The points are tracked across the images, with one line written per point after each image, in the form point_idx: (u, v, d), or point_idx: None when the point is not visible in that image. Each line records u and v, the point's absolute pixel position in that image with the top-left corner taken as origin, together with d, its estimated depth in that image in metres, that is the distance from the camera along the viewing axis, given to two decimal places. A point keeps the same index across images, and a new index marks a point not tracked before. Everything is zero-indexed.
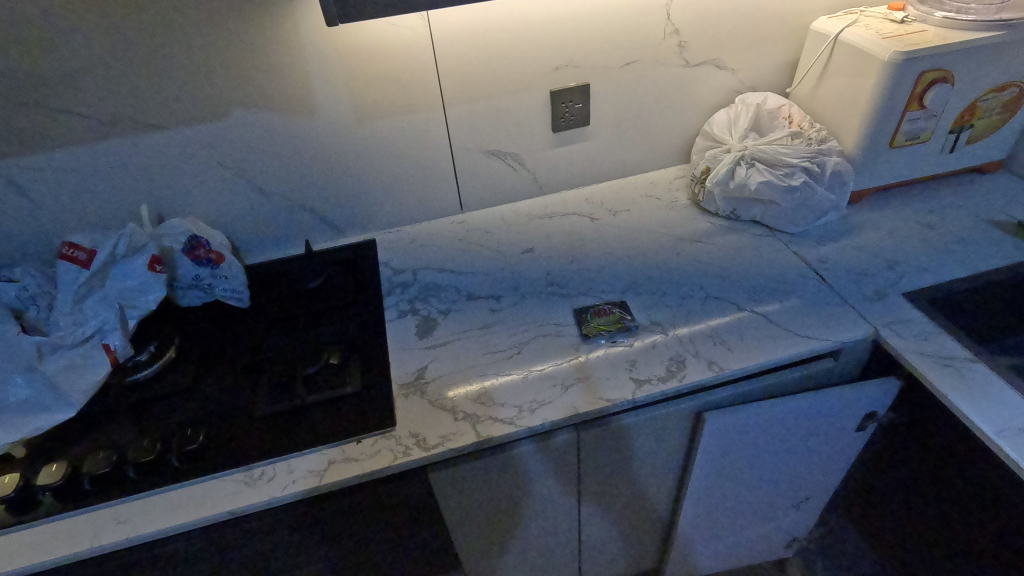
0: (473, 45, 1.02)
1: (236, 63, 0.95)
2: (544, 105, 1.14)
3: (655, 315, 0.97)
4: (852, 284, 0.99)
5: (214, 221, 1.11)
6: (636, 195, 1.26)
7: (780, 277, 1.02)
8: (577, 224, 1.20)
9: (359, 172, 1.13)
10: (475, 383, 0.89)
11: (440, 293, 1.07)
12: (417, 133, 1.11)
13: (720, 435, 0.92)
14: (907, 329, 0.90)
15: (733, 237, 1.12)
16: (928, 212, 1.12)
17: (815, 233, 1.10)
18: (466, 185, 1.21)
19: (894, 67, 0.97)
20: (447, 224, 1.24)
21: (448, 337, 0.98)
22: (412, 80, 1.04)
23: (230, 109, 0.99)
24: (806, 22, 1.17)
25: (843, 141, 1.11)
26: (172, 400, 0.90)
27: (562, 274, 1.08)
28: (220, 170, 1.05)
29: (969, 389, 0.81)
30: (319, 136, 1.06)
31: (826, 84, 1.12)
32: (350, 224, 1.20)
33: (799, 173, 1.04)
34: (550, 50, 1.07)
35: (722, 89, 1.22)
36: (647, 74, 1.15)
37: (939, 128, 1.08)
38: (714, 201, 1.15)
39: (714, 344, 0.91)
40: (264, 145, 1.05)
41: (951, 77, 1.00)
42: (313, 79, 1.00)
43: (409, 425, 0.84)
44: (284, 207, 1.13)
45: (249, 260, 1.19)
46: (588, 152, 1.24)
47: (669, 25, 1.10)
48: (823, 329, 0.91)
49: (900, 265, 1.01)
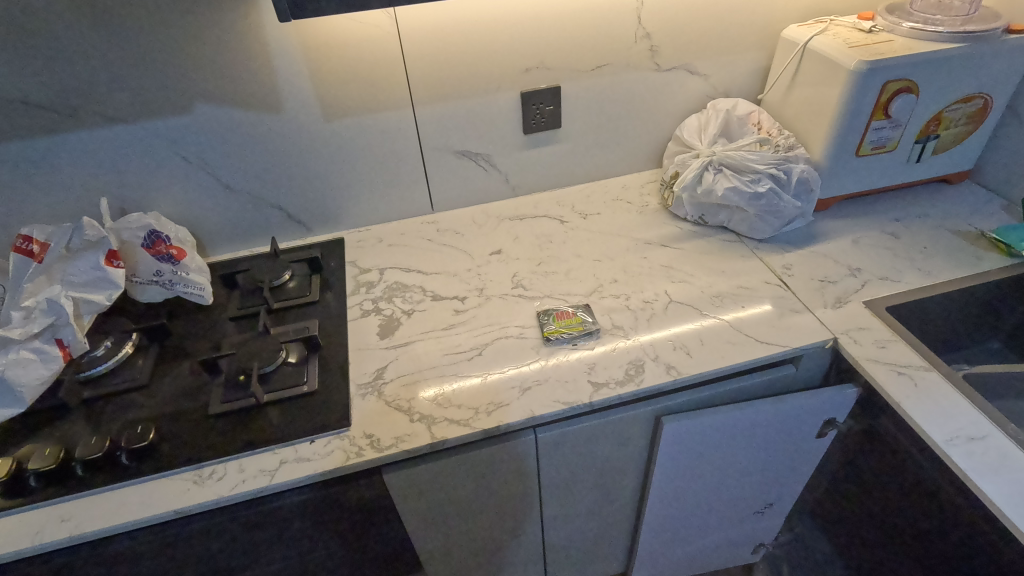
0: (443, 44, 1.02)
1: (200, 56, 0.94)
2: (514, 106, 1.14)
3: (618, 319, 0.97)
4: (814, 291, 0.99)
5: (179, 215, 1.10)
6: (608, 199, 1.26)
7: (743, 283, 1.02)
8: (547, 226, 1.20)
9: (326, 170, 1.12)
10: (433, 385, 0.89)
11: (405, 293, 1.06)
12: (385, 131, 1.10)
13: (680, 440, 0.92)
14: (866, 337, 0.90)
15: (700, 242, 1.12)
16: (894, 221, 1.13)
17: (782, 240, 1.11)
18: (437, 185, 1.21)
19: (858, 76, 0.98)
20: (417, 224, 1.23)
21: (410, 337, 0.97)
22: (380, 78, 1.03)
23: (194, 103, 0.98)
24: (778, 29, 1.17)
25: (810, 149, 1.12)
26: (127, 396, 0.89)
27: (529, 276, 1.08)
28: (185, 165, 1.04)
29: (922, 397, 0.81)
30: (285, 132, 1.06)
31: (796, 91, 1.13)
32: (319, 221, 1.19)
33: (764, 179, 1.05)
34: (520, 51, 1.06)
35: (694, 94, 1.22)
36: (618, 78, 1.15)
37: (905, 137, 1.09)
38: (683, 206, 1.15)
39: (674, 349, 0.91)
40: (230, 141, 1.04)
41: (915, 87, 1.01)
42: (279, 75, 0.99)
43: (365, 425, 0.83)
44: (251, 204, 1.12)
45: (216, 256, 1.18)
46: (560, 154, 1.24)
47: (640, 30, 1.10)
48: (783, 336, 0.91)
49: (863, 273, 1.02)
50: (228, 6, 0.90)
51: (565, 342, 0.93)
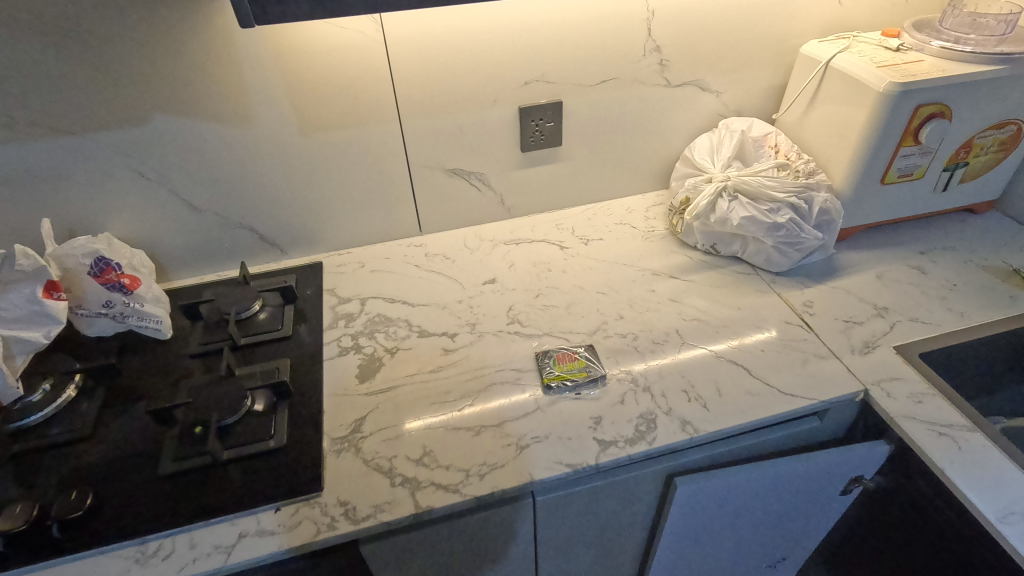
0: (434, 53, 0.92)
1: (158, 62, 0.83)
2: (511, 122, 1.04)
3: (625, 364, 0.87)
4: (839, 334, 0.90)
5: (136, 237, 0.98)
6: (610, 223, 1.17)
7: (761, 322, 0.93)
8: (546, 252, 1.10)
9: (303, 188, 1.02)
10: (418, 440, 0.78)
11: (388, 328, 0.96)
12: (369, 148, 1.00)
13: (693, 501, 0.83)
14: (899, 389, 0.82)
15: (712, 274, 1.03)
16: (919, 253, 1.05)
17: (800, 273, 1.02)
18: (425, 204, 1.11)
19: (889, 99, 0.90)
20: (403, 247, 1.13)
21: (394, 380, 0.87)
22: (364, 90, 0.93)
23: (152, 114, 0.87)
24: (796, 45, 1.09)
25: (831, 175, 1.03)
26: (65, 450, 0.78)
27: (526, 310, 0.98)
28: (142, 182, 0.93)
29: (967, 463, 0.73)
30: (257, 147, 0.95)
31: (815, 112, 1.05)
32: (294, 244, 1.08)
33: (784, 209, 0.96)
34: (519, 63, 0.97)
35: (705, 112, 1.13)
36: (624, 93, 1.06)
37: (933, 165, 1.01)
38: (693, 234, 1.06)
39: (688, 400, 0.82)
40: (195, 156, 0.93)
41: (948, 112, 0.93)
42: (249, 84, 0.88)
43: (339, 490, 0.73)
44: (218, 224, 1.01)
45: (179, 280, 1.06)
46: (560, 173, 1.14)
47: (650, 42, 1.01)
48: (808, 387, 0.82)
49: (891, 313, 0.93)
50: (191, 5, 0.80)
51: (567, 389, 0.84)
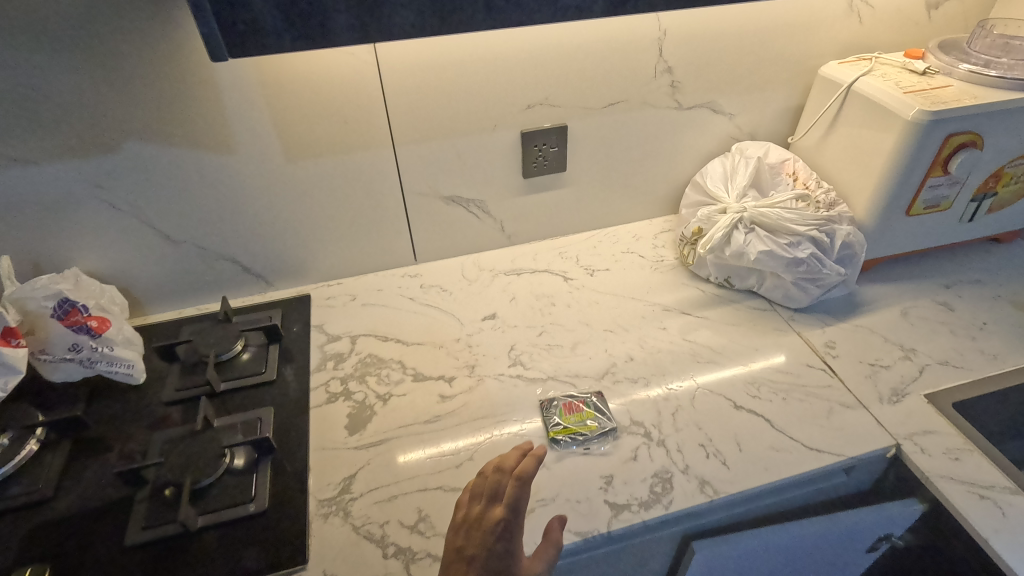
0: (431, 76, 0.85)
1: (128, 86, 0.76)
2: (513, 146, 0.97)
3: (637, 413, 0.81)
4: (865, 379, 0.84)
5: (108, 270, 0.91)
6: (617, 251, 1.10)
7: (781, 366, 0.87)
8: (549, 284, 1.04)
9: (289, 217, 0.95)
10: (413, 503, 0.71)
11: (381, 370, 0.89)
12: (361, 175, 0.93)
13: (711, 565, 0.76)
14: (933, 444, 0.76)
15: (727, 310, 0.97)
16: (945, 287, 0.99)
17: (820, 310, 0.96)
18: (420, 233, 1.04)
19: (918, 127, 0.84)
20: (397, 278, 1.06)
21: (386, 432, 0.80)
22: (355, 115, 0.86)
23: (122, 140, 0.80)
24: (813, 65, 1.03)
25: (853, 205, 0.97)
26: (21, 515, 0.70)
27: (529, 350, 0.91)
28: (114, 213, 0.86)
29: (1012, 530, 0.66)
30: (239, 175, 0.88)
31: (835, 137, 0.99)
32: (281, 274, 1.01)
33: (805, 243, 0.90)
34: (523, 86, 0.90)
35: (717, 135, 1.07)
36: (633, 116, 1.00)
37: (961, 196, 0.95)
38: (706, 266, 1.00)
39: (706, 456, 0.75)
40: (171, 184, 0.86)
41: (980, 141, 0.88)
42: (229, 108, 0.81)
43: (325, 563, 0.66)
44: (198, 256, 0.94)
45: (156, 314, 0.99)
46: (564, 199, 1.08)
47: (662, 63, 0.94)
48: (836, 441, 0.76)
49: (919, 355, 0.87)
50: (165, 25, 0.72)
51: (575, 444, 0.77)
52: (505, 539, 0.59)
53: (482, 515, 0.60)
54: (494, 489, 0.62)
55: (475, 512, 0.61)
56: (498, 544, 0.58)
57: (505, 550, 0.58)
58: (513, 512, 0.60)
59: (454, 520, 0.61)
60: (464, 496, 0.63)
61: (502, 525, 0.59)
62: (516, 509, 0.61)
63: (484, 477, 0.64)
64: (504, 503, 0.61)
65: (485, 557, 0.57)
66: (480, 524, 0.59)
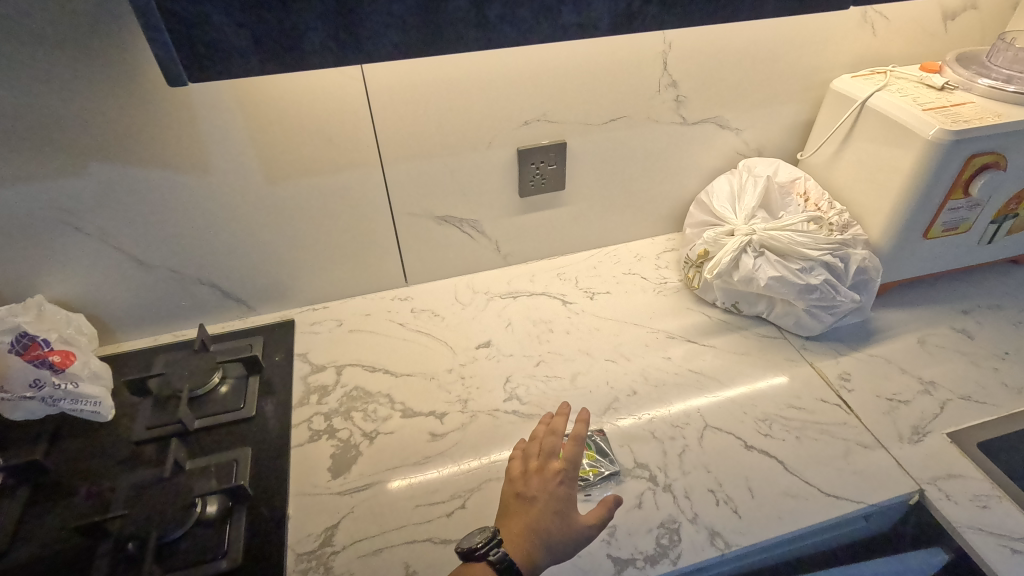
0: (422, 93, 0.79)
1: (92, 104, 0.70)
2: (509, 164, 0.92)
3: (641, 454, 0.75)
4: (883, 416, 0.79)
5: (75, 297, 0.85)
6: (618, 272, 1.05)
7: (794, 400, 0.82)
8: (547, 309, 0.98)
9: (271, 240, 0.89)
10: (400, 557, 0.66)
11: (368, 405, 0.84)
12: (347, 196, 0.88)
13: None
14: (959, 490, 0.71)
15: (735, 337, 0.92)
16: (963, 313, 0.94)
17: (833, 338, 0.91)
18: (411, 254, 0.99)
19: (939, 148, 0.79)
20: (386, 301, 1.01)
21: (372, 475, 0.75)
22: (340, 132, 0.80)
23: (87, 162, 0.74)
24: (825, 78, 0.98)
25: (867, 226, 0.93)
26: None
27: (525, 382, 0.86)
28: (80, 237, 0.80)
29: None
30: (215, 196, 0.82)
31: (848, 155, 0.94)
32: (263, 299, 0.96)
33: (818, 268, 0.85)
34: (519, 102, 0.85)
35: (724, 151, 1.02)
36: (635, 132, 0.94)
37: (981, 218, 0.90)
38: (712, 290, 0.95)
39: (716, 503, 0.70)
40: (142, 207, 0.80)
41: (1003, 162, 0.83)
42: (203, 127, 0.75)
43: None
44: (173, 281, 0.89)
45: (129, 341, 0.93)
46: (562, 218, 1.03)
47: (666, 77, 0.89)
48: (854, 486, 0.71)
49: (939, 389, 0.82)
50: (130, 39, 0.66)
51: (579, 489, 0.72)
52: (565, 483, 0.65)
53: (542, 466, 0.66)
54: (550, 448, 0.69)
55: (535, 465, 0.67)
56: (558, 489, 0.64)
57: (565, 494, 0.64)
58: (570, 462, 0.66)
59: (513, 471, 0.67)
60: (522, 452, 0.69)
61: (560, 474, 0.65)
62: (573, 463, 0.67)
63: (539, 439, 0.70)
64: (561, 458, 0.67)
65: (546, 499, 0.63)
66: (541, 473, 0.66)
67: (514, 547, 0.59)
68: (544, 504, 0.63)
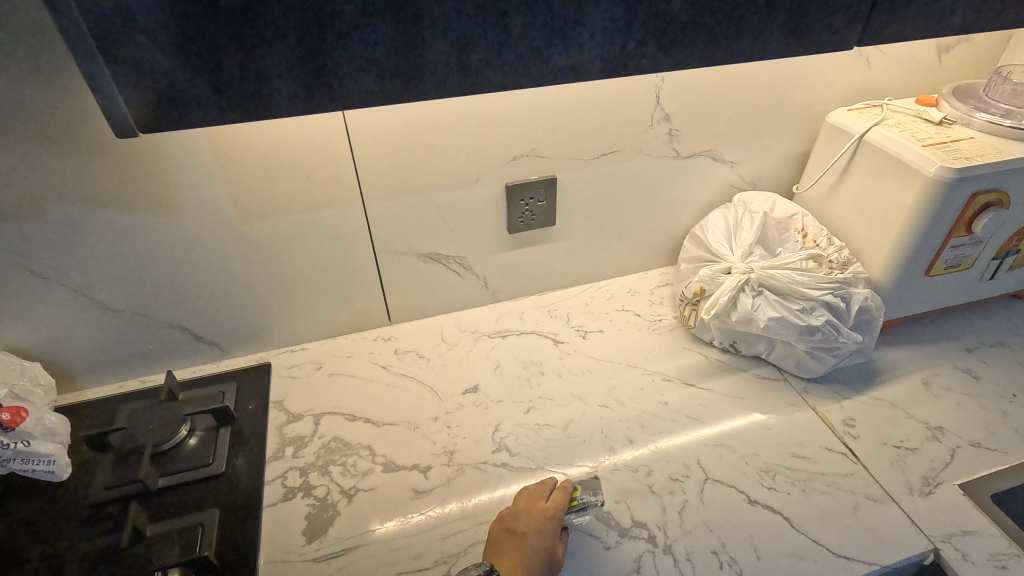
0: (405, 129, 0.76)
1: (47, 144, 0.65)
2: (497, 201, 0.88)
3: (639, 511, 0.71)
4: (892, 466, 0.75)
5: (32, 345, 0.79)
6: (610, 309, 1.01)
7: (797, 449, 0.78)
8: (537, 349, 0.94)
9: (245, 281, 0.84)
10: None
11: (347, 458, 0.78)
12: (327, 235, 0.83)
13: None
14: (975, 549, 0.66)
15: (734, 379, 0.88)
16: (966, 352, 0.91)
17: (834, 380, 0.87)
18: (395, 293, 0.94)
19: (941, 185, 0.76)
20: (369, 342, 0.96)
21: (351, 538, 0.69)
22: (318, 170, 0.76)
23: (44, 204, 0.69)
24: (819, 112, 0.96)
25: (868, 264, 0.90)
26: None
27: (515, 431, 0.81)
28: (36, 283, 0.75)
29: None
30: (183, 237, 0.77)
31: (846, 190, 0.91)
32: (237, 341, 0.91)
33: (819, 309, 0.82)
34: (507, 136, 0.81)
35: (718, 184, 0.99)
36: (627, 167, 0.91)
37: (983, 255, 0.87)
38: (709, 330, 0.91)
39: (720, 567, 0.65)
40: (104, 250, 0.75)
41: (1005, 199, 0.81)
42: (170, 166, 0.71)
43: None
44: (140, 325, 0.83)
45: (92, 389, 0.87)
46: (552, 254, 0.99)
47: (659, 111, 0.86)
48: (864, 545, 0.67)
49: (947, 436, 0.79)
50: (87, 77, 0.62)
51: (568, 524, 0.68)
52: (554, 521, 0.66)
53: (532, 506, 0.67)
54: (541, 489, 0.70)
55: (525, 505, 0.68)
56: (546, 526, 0.65)
57: (553, 532, 0.65)
58: (560, 502, 0.68)
59: (505, 511, 0.68)
60: (515, 497, 0.70)
61: (551, 512, 0.66)
62: (560, 503, 0.68)
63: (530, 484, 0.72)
64: (551, 497, 0.69)
65: (534, 536, 0.64)
66: (531, 509, 0.67)
67: None
68: (534, 541, 0.64)
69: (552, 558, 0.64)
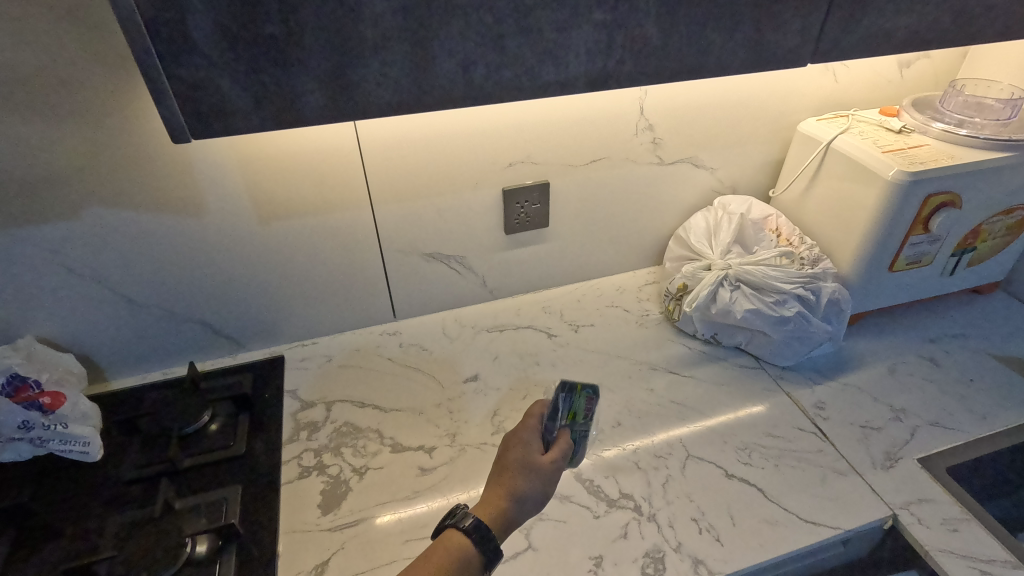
0: (411, 139, 0.83)
1: (88, 154, 0.72)
2: (495, 204, 0.95)
3: (626, 484, 0.77)
4: (857, 443, 0.82)
5: (65, 338, 0.86)
6: (601, 305, 1.08)
7: (772, 429, 0.85)
8: (532, 341, 1.01)
9: (261, 279, 0.91)
10: None
11: (357, 440, 0.85)
12: (339, 235, 0.90)
13: None
14: (930, 515, 0.73)
15: (715, 368, 0.95)
16: (930, 342, 0.98)
17: (807, 367, 0.95)
18: (400, 290, 1.01)
19: (899, 188, 0.84)
20: (375, 336, 1.03)
21: (363, 510, 0.76)
22: (331, 176, 0.83)
23: (84, 207, 0.76)
24: (792, 121, 1.04)
25: (837, 260, 0.97)
26: None
27: (513, 415, 0.88)
28: (72, 279, 0.81)
29: None
30: (207, 238, 0.84)
31: (816, 193, 0.99)
32: (253, 336, 0.97)
33: (790, 301, 0.89)
34: (504, 145, 0.89)
35: (700, 189, 1.07)
36: (615, 172, 0.99)
37: (942, 251, 0.95)
38: (692, 322, 0.98)
39: (699, 532, 0.72)
40: (135, 249, 0.82)
41: (958, 200, 0.88)
42: (197, 173, 0.78)
43: None
44: (164, 320, 0.90)
45: (119, 380, 0.94)
46: (547, 254, 1.06)
47: (643, 121, 0.94)
48: (830, 512, 0.74)
49: (909, 416, 0.86)
50: (145, 98, 0.70)
51: (580, 452, 0.73)
52: (522, 432, 0.70)
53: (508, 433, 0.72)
54: None
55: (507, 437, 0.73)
56: (515, 440, 0.70)
57: (523, 441, 0.69)
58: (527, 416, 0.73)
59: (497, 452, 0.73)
60: None
61: (517, 428, 0.71)
62: (527, 418, 0.72)
63: None
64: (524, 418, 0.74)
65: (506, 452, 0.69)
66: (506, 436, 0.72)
67: (491, 506, 0.63)
68: (507, 455, 0.68)
69: (530, 460, 0.67)
